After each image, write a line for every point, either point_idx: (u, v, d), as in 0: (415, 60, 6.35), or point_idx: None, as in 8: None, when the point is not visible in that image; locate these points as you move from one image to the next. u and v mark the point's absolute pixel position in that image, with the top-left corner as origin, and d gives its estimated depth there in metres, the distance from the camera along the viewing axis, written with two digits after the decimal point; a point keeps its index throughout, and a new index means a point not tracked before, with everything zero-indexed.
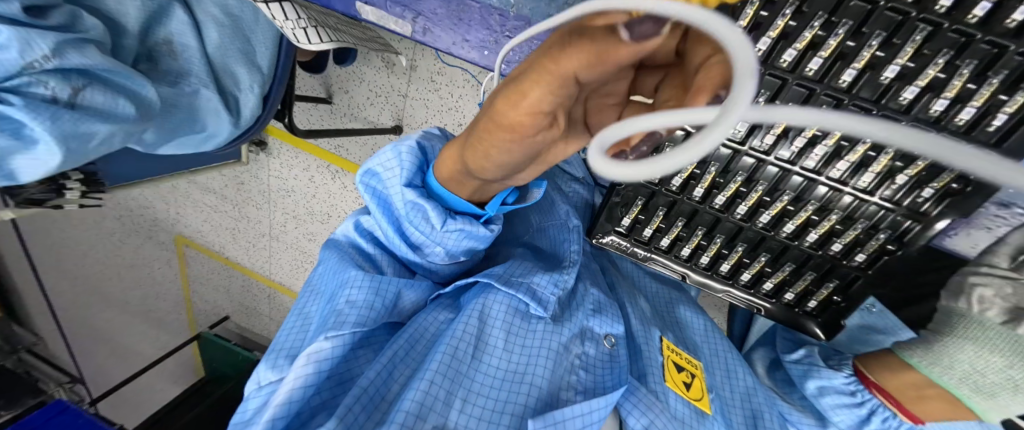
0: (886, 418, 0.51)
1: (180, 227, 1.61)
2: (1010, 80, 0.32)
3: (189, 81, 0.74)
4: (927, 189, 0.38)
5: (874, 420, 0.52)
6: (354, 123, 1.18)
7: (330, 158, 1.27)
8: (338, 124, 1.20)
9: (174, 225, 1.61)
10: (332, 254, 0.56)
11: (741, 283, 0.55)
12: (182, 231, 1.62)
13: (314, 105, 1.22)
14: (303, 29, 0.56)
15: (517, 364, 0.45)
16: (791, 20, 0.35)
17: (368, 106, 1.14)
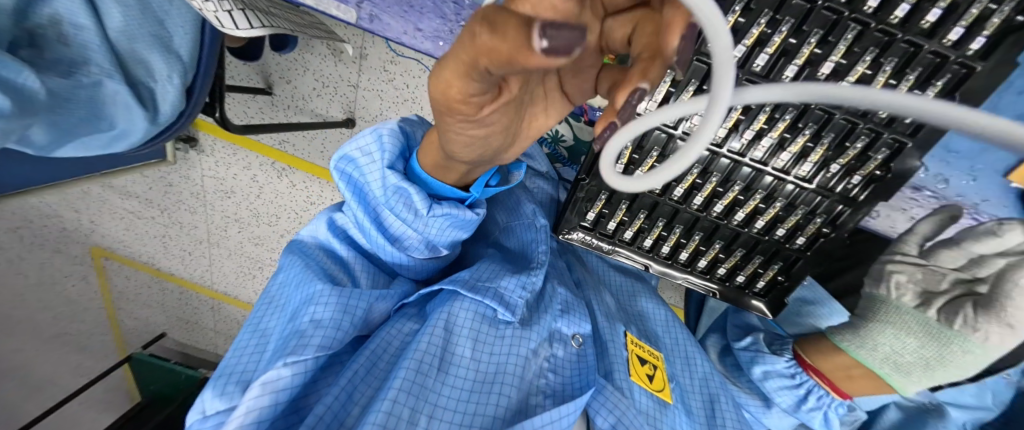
0: (820, 396, 0.56)
1: (97, 239, 1.38)
2: (922, 76, 0.39)
3: (88, 71, 0.64)
4: (856, 176, 0.43)
5: (810, 400, 0.57)
6: (299, 116, 1.09)
7: (267, 153, 1.15)
8: (281, 118, 1.11)
9: (88, 237, 1.36)
10: (292, 262, 0.53)
11: (698, 270, 0.56)
12: (99, 243, 1.39)
13: (251, 97, 1.10)
14: (229, 12, 0.50)
15: (485, 372, 0.44)
16: (740, 17, 0.38)
17: (314, 97, 1.05)
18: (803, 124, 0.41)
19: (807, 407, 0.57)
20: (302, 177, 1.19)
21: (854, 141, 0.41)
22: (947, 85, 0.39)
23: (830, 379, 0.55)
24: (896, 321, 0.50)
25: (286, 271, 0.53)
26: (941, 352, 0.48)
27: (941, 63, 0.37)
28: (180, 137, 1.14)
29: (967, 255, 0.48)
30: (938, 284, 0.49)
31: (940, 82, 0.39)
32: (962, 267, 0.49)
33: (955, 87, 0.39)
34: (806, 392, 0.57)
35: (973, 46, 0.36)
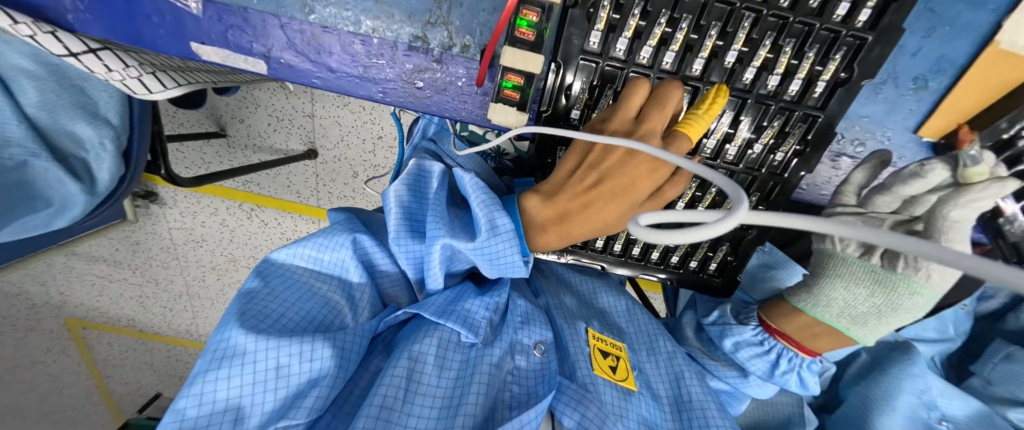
0: (791, 359, 0.48)
1: (71, 309, 1.32)
2: (822, 53, 0.40)
3: (11, 153, 0.61)
4: (778, 153, 0.46)
5: (782, 364, 0.48)
6: (259, 154, 1.06)
7: (242, 198, 1.13)
8: (242, 160, 1.08)
9: (61, 309, 1.31)
10: (271, 294, 0.43)
11: (652, 261, 0.57)
12: (73, 313, 1.33)
13: (205, 143, 1.07)
14: (140, 77, 0.48)
15: (450, 397, 0.43)
16: (640, 20, 0.39)
17: (271, 133, 1.02)
18: (719, 111, 0.45)
19: (781, 371, 0.48)
20: (272, 215, 1.16)
21: (771, 121, 0.45)
22: (846, 59, 0.40)
23: (796, 340, 0.47)
24: (845, 272, 0.43)
25: (264, 301, 0.42)
26: (893, 296, 0.40)
27: (836, 38, 0.39)
28: (138, 193, 1.09)
29: (900, 198, 0.43)
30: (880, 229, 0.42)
31: (839, 56, 0.40)
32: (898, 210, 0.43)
33: (853, 61, 0.40)
34: (777, 359, 0.48)
35: (861, 18, 0.37)
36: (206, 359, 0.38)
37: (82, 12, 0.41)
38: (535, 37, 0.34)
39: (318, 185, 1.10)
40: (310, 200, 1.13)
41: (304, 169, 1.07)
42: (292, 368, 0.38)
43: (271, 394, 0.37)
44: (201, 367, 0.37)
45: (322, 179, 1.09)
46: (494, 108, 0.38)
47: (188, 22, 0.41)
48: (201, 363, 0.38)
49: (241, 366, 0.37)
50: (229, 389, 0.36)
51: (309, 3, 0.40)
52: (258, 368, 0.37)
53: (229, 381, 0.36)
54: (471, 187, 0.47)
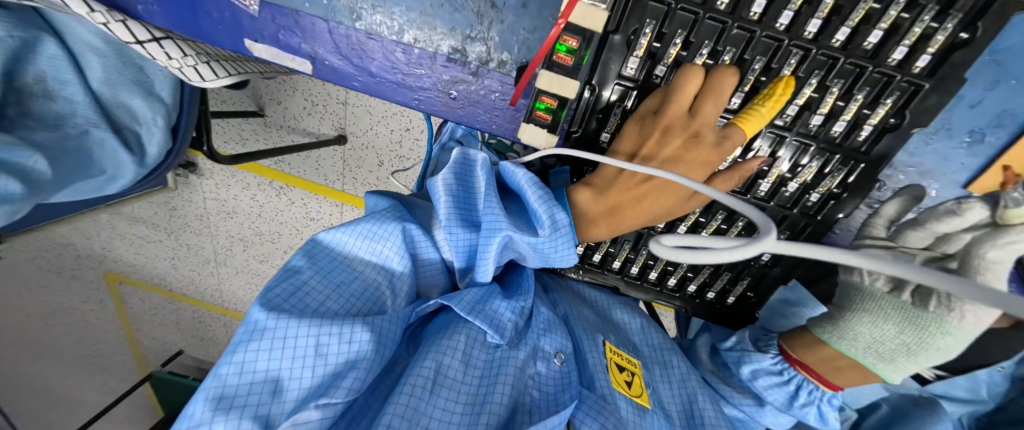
0: (811, 392, 0.44)
1: (110, 263, 1.41)
2: (871, 97, 0.38)
3: (75, 122, 0.66)
4: (814, 193, 0.44)
5: (802, 396, 0.44)
6: (292, 135, 1.09)
7: (272, 175, 1.17)
8: (276, 139, 1.11)
9: (102, 262, 1.41)
10: (310, 273, 0.37)
11: (668, 288, 0.56)
12: (112, 267, 1.43)
13: (244, 120, 1.11)
14: (196, 65, 0.51)
15: (476, 396, 0.36)
16: (681, 50, 0.39)
17: (305, 116, 1.05)
18: (754, 147, 0.44)
19: (800, 403, 0.44)
20: (300, 194, 1.19)
21: (809, 161, 0.43)
22: (898, 104, 0.38)
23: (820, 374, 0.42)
24: (874, 308, 0.39)
25: (308, 283, 0.36)
26: (927, 334, 0.36)
27: (888, 82, 0.37)
28: (180, 163, 1.16)
29: (933, 235, 0.40)
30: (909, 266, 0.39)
31: (890, 101, 0.38)
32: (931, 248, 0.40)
33: (904, 108, 0.38)
34: (796, 390, 0.44)
35: (918, 64, 0.35)
36: (247, 331, 0.32)
37: (151, 4, 0.44)
38: (574, 62, 0.35)
39: (345, 170, 1.12)
40: (336, 184, 1.16)
41: (333, 154, 1.10)
42: (331, 347, 0.32)
43: (309, 371, 0.31)
44: (244, 336, 0.32)
45: (349, 165, 1.11)
46: (525, 128, 0.39)
47: (244, 20, 0.43)
48: (242, 333, 0.32)
49: (283, 338, 0.32)
50: (270, 361, 0.31)
51: (356, 10, 0.41)
52: (299, 344, 0.32)
53: (271, 354, 0.31)
54: (526, 181, 0.41)
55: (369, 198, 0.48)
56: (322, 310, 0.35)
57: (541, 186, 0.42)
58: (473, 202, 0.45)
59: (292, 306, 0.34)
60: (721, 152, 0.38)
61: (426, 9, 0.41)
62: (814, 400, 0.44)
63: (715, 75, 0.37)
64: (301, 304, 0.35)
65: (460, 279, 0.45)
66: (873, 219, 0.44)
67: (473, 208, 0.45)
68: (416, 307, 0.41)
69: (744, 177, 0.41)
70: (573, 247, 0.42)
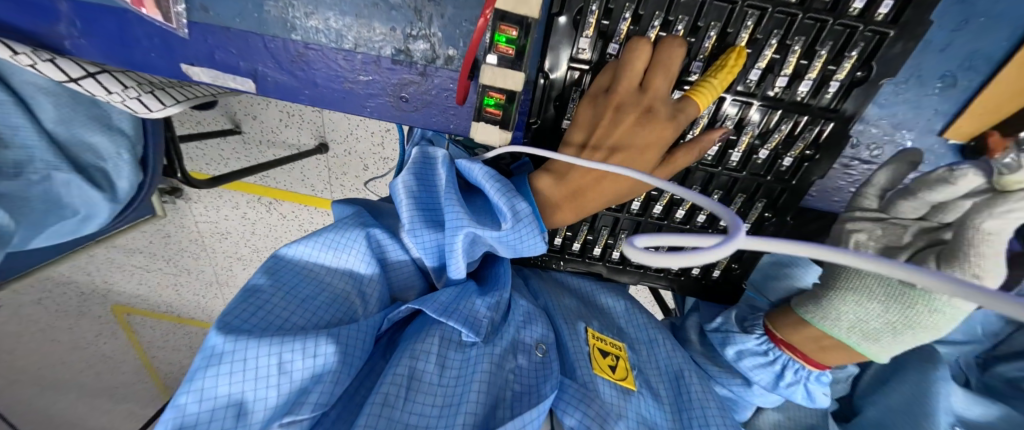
0: (797, 371, 0.44)
1: (116, 296, 1.38)
2: (835, 51, 0.36)
3: (34, 167, 0.64)
4: (787, 158, 0.43)
5: (787, 376, 0.44)
6: (273, 150, 1.00)
7: (258, 192, 1.11)
8: (257, 156, 1.02)
9: (106, 297, 1.38)
10: (270, 290, 0.36)
11: (652, 269, 0.55)
12: (118, 300, 1.39)
13: (222, 139, 1.02)
14: (139, 97, 0.48)
15: (452, 397, 0.35)
16: (631, 25, 0.37)
17: (283, 128, 0.95)
18: (721, 118, 0.42)
19: (785, 383, 0.44)
20: (290, 208, 1.13)
21: (778, 126, 0.42)
22: (863, 55, 0.36)
23: (808, 354, 0.43)
24: (859, 285, 0.39)
25: (270, 302, 0.35)
26: (911, 313, 0.36)
27: (851, 33, 0.35)
28: (164, 190, 1.08)
29: (926, 204, 0.37)
30: (900, 239, 0.38)
31: (855, 53, 0.36)
32: (925, 216, 0.38)
33: (871, 58, 0.36)
34: (783, 370, 0.44)
35: (881, 11, 0.33)
36: (205, 357, 0.31)
37: (77, 38, 0.43)
38: (515, 53, 0.33)
39: (331, 180, 1.04)
40: (324, 194, 1.08)
41: (316, 163, 1.02)
42: (295, 364, 0.32)
43: (274, 390, 0.31)
44: (201, 362, 0.31)
45: (335, 173, 1.03)
46: (477, 127, 0.37)
47: (176, 44, 0.42)
48: (200, 359, 0.31)
49: (242, 361, 0.31)
50: (231, 385, 0.30)
51: (291, 21, 0.39)
52: (260, 365, 0.31)
53: (230, 378, 0.30)
54: (484, 176, 0.40)
55: (335, 206, 0.47)
56: (286, 327, 0.34)
57: (501, 179, 0.41)
58: (436, 201, 0.43)
59: (253, 325, 0.33)
60: (677, 124, 0.37)
61: (361, 11, 0.38)
62: (801, 379, 0.44)
63: (662, 48, 0.36)
64: (263, 323, 0.34)
65: (435, 279, 0.45)
66: (864, 190, 0.42)
67: (437, 207, 0.43)
68: (388, 313, 0.40)
69: (704, 149, 0.39)
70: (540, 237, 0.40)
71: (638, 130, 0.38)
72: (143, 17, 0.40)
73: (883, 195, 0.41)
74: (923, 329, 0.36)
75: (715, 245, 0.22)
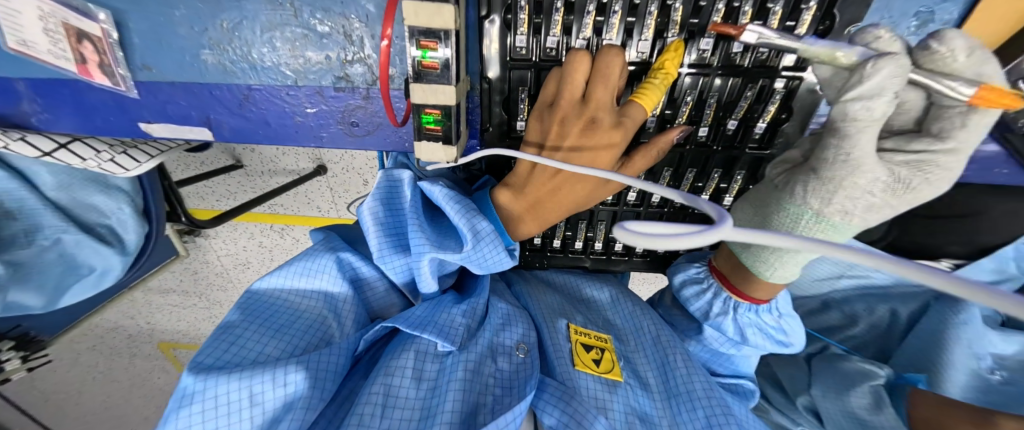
0: (726, 301, 0.45)
1: (159, 334, 1.41)
2: (791, 5, 0.34)
3: (44, 234, 0.67)
4: (760, 125, 0.41)
5: (717, 305, 0.46)
6: (276, 178, 0.95)
7: (270, 220, 1.07)
8: (261, 186, 0.98)
9: (151, 336, 1.42)
10: (241, 326, 0.37)
11: (637, 254, 0.55)
12: (162, 337, 1.43)
13: (225, 175, 0.98)
14: (113, 158, 0.49)
15: (429, 407, 0.35)
16: (566, 14, 0.35)
17: (281, 155, 0.91)
18: (681, 95, 0.40)
19: (715, 313, 0.46)
20: (302, 231, 1.09)
21: (742, 94, 0.39)
22: (824, 3, 0.33)
23: (727, 277, 0.45)
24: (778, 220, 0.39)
25: (244, 336, 0.36)
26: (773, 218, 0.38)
27: None
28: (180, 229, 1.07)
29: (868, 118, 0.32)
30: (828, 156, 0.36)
31: (814, 3, 0.33)
32: None
33: (832, 6, 0.33)
34: (714, 300, 0.46)
35: None
36: (179, 397, 0.32)
37: (42, 113, 0.44)
38: (441, 67, 0.31)
39: (335, 199, 0.97)
40: (331, 213, 1.03)
41: (318, 185, 0.95)
42: (265, 395, 0.32)
43: (247, 422, 0.32)
44: (174, 403, 0.32)
45: (337, 192, 0.96)
46: (420, 148, 0.36)
47: (129, 104, 0.43)
48: (174, 401, 0.32)
49: (212, 398, 0.32)
50: (204, 423, 0.31)
51: (228, 65, 0.39)
52: (232, 400, 0.32)
53: (202, 416, 0.31)
54: (444, 198, 0.39)
55: (310, 235, 0.47)
56: (259, 359, 0.35)
57: (461, 198, 0.40)
58: (404, 224, 0.42)
59: (226, 362, 0.34)
60: (624, 131, 0.35)
61: (293, 43, 0.38)
62: (728, 309, 0.45)
63: (599, 59, 0.34)
64: (235, 358, 0.34)
65: (411, 297, 0.45)
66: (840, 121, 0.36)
67: (405, 230, 0.42)
68: (364, 333, 0.40)
69: (663, 150, 0.38)
70: (505, 252, 0.39)
71: (585, 140, 0.36)
72: (94, 85, 0.41)
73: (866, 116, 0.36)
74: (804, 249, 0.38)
75: (707, 234, 0.20)
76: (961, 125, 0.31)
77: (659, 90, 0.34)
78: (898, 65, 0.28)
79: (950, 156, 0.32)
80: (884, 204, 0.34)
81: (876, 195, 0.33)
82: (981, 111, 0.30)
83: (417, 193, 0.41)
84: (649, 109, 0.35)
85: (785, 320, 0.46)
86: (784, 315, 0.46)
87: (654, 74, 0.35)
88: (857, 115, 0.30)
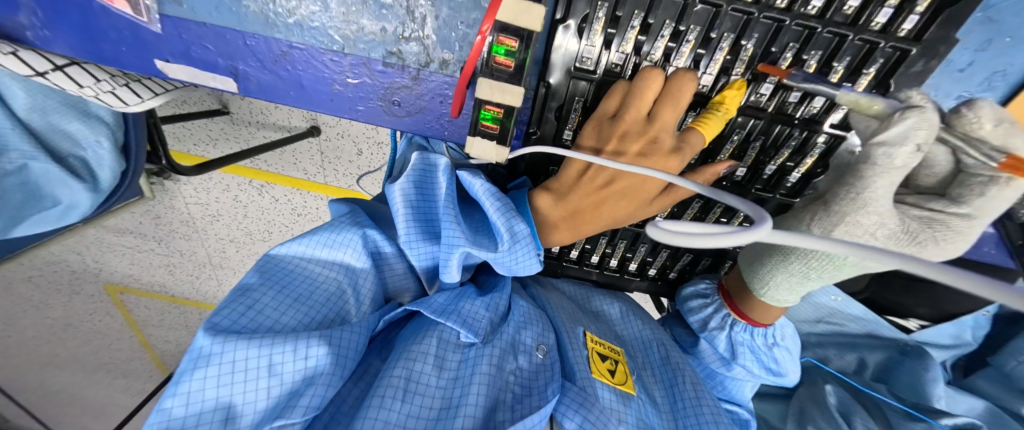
0: (725, 317, 0.49)
1: (108, 274, 1.22)
2: (852, 68, 0.35)
3: (9, 157, 0.58)
4: (794, 174, 0.43)
5: (716, 318, 0.49)
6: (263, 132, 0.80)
7: (249, 174, 0.90)
8: (245, 139, 0.82)
9: (99, 275, 1.21)
10: (259, 290, 0.35)
11: (648, 276, 0.58)
12: (109, 278, 1.24)
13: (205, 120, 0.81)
14: (113, 90, 0.45)
15: (450, 399, 0.35)
16: (640, 34, 0.35)
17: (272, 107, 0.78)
18: (729, 132, 0.41)
19: (714, 325, 0.49)
20: (283, 191, 0.93)
21: (785, 142, 0.40)
22: (881, 72, 0.35)
23: (729, 294, 0.48)
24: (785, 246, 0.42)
25: (262, 301, 0.34)
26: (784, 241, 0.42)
27: (872, 49, 0.33)
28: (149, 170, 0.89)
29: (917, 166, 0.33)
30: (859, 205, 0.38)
31: (873, 70, 0.35)
32: None
33: (888, 76, 0.35)
34: (713, 315, 0.50)
35: (904, 26, 0.32)
36: (192, 358, 0.30)
37: (42, 28, 0.39)
38: (515, 67, 0.31)
39: (324, 163, 0.84)
40: (318, 178, 0.88)
41: (307, 147, 0.81)
42: (284, 366, 0.31)
43: (262, 393, 0.30)
44: (188, 364, 0.30)
45: (328, 156, 0.83)
46: (473, 144, 0.35)
47: (148, 39, 0.39)
48: (187, 361, 0.30)
49: (229, 363, 0.30)
50: (218, 388, 0.30)
51: (272, 17, 0.36)
52: (249, 367, 0.30)
53: (218, 381, 0.29)
54: (484, 193, 0.38)
55: (332, 206, 0.46)
56: (278, 328, 0.33)
57: (501, 196, 0.39)
58: (435, 212, 0.41)
59: (243, 327, 0.32)
60: (681, 157, 0.36)
61: (349, 7, 0.35)
62: (724, 325, 0.49)
63: (671, 80, 0.34)
64: (253, 324, 0.33)
65: (427, 285, 0.44)
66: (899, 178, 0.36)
67: (434, 219, 0.41)
68: (383, 314, 0.40)
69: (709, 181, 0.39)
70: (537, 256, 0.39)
71: (641, 160, 0.36)
72: (111, 9, 0.37)
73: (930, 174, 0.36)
74: (804, 277, 0.41)
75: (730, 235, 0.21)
76: (978, 193, 0.33)
77: (719, 123, 0.35)
78: (923, 119, 0.30)
79: (961, 219, 0.34)
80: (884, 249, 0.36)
81: (878, 238, 0.36)
82: (1002, 184, 0.32)
83: (452, 182, 0.40)
84: (705, 140, 0.35)
85: (778, 350, 0.48)
86: (778, 345, 0.48)
87: (715, 106, 0.35)
88: (875, 159, 0.33)
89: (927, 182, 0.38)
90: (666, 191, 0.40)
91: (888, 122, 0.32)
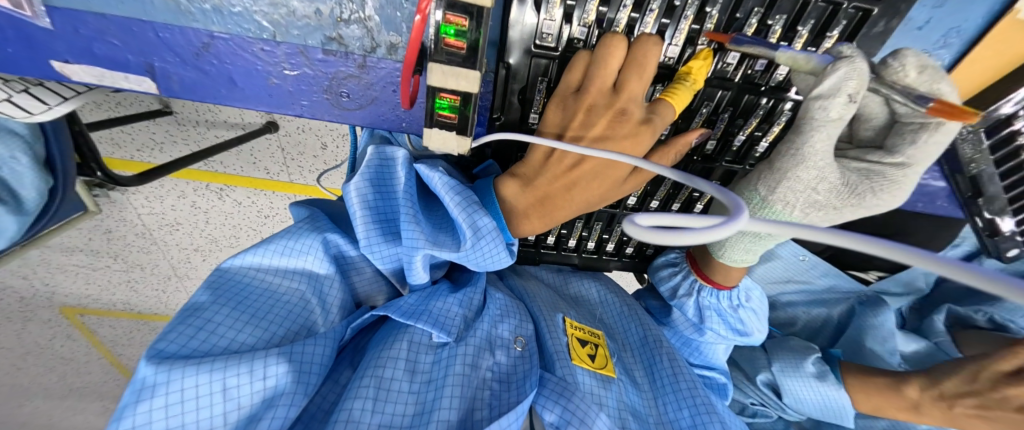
0: (693, 281, 0.49)
1: (62, 298, 1.11)
2: (817, 30, 0.33)
3: None
4: (762, 144, 0.42)
5: (684, 286, 0.49)
6: (216, 132, 0.73)
7: (205, 178, 0.83)
8: (196, 140, 0.74)
9: (52, 299, 1.11)
10: (209, 308, 0.31)
11: (626, 255, 0.57)
12: (64, 302, 1.13)
13: (146, 123, 0.72)
14: (9, 99, 0.38)
15: (424, 403, 0.33)
16: (600, 6, 0.32)
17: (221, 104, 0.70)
18: (697, 105, 0.39)
19: (682, 292, 0.49)
20: (244, 194, 0.86)
21: (752, 112, 0.39)
22: (846, 31, 0.33)
23: (696, 260, 0.48)
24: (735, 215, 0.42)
25: (214, 321, 0.31)
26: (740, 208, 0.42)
27: (835, 11, 0.32)
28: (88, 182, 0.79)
29: None
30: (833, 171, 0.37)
31: (837, 32, 0.33)
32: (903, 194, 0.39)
33: (852, 36, 0.33)
34: (682, 281, 0.50)
35: None
36: (135, 390, 0.27)
37: None
38: (468, 48, 0.27)
39: (287, 161, 0.78)
40: (283, 177, 0.82)
41: (266, 144, 0.75)
42: (241, 389, 0.28)
43: (219, 419, 0.28)
44: (131, 397, 0.27)
45: (288, 153, 0.77)
46: (430, 135, 0.33)
47: (37, 36, 0.32)
48: (130, 394, 0.27)
49: (178, 392, 0.27)
50: (168, 419, 0.27)
51: (182, 2, 0.31)
52: (201, 394, 0.27)
53: (167, 411, 0.27)
54: (443, 187, 0.35)
55: (290, 209, 0.42)
56: (233, 348, 0.30)
57: (463, 188, 0.36)
58: (396, 210, 0.38)
59: (193, 350, 0.29)
60: (651, 130, 0.34)
61: None
62: (693, 291, 0.48)
63: (635, 48, 0.32)
64: (204, 346, 0.29)
65: (399, 285, 0.42)
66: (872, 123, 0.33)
67: (396, 217, 0.38)
68: (351, 321, 0.37)
69: (679, 153, 0.37)
70: (506, 250, 0.37)
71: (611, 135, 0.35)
72: None
73: (886, 127, 0.36)
74: (755, 236, 0.41)
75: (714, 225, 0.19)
76: (910, 141, 0.33)
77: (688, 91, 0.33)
78: (851, 69, 0.30)
79: (895, 168, 0.34)
80: (827, 204, 0.36)
81: (835, 199, 0.36)
82: (932, 129, 0.32)
83: (412, 176, 0.37)
84: (675, 111, 0.33)
85: (743, 311, 0.49)
86: (743, 306, 0.49)
87: (682, 74, 0.34)
88: (813, 113, 0.32)
89: (866, 134, 0.37)
90: (638, 168, 0.39)
91: (821, 77, 0.31)
